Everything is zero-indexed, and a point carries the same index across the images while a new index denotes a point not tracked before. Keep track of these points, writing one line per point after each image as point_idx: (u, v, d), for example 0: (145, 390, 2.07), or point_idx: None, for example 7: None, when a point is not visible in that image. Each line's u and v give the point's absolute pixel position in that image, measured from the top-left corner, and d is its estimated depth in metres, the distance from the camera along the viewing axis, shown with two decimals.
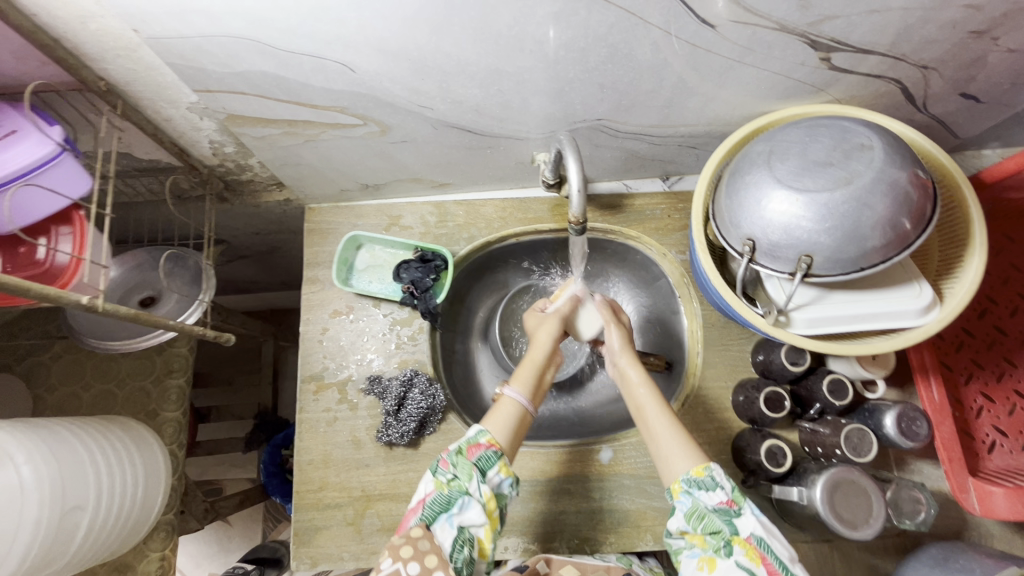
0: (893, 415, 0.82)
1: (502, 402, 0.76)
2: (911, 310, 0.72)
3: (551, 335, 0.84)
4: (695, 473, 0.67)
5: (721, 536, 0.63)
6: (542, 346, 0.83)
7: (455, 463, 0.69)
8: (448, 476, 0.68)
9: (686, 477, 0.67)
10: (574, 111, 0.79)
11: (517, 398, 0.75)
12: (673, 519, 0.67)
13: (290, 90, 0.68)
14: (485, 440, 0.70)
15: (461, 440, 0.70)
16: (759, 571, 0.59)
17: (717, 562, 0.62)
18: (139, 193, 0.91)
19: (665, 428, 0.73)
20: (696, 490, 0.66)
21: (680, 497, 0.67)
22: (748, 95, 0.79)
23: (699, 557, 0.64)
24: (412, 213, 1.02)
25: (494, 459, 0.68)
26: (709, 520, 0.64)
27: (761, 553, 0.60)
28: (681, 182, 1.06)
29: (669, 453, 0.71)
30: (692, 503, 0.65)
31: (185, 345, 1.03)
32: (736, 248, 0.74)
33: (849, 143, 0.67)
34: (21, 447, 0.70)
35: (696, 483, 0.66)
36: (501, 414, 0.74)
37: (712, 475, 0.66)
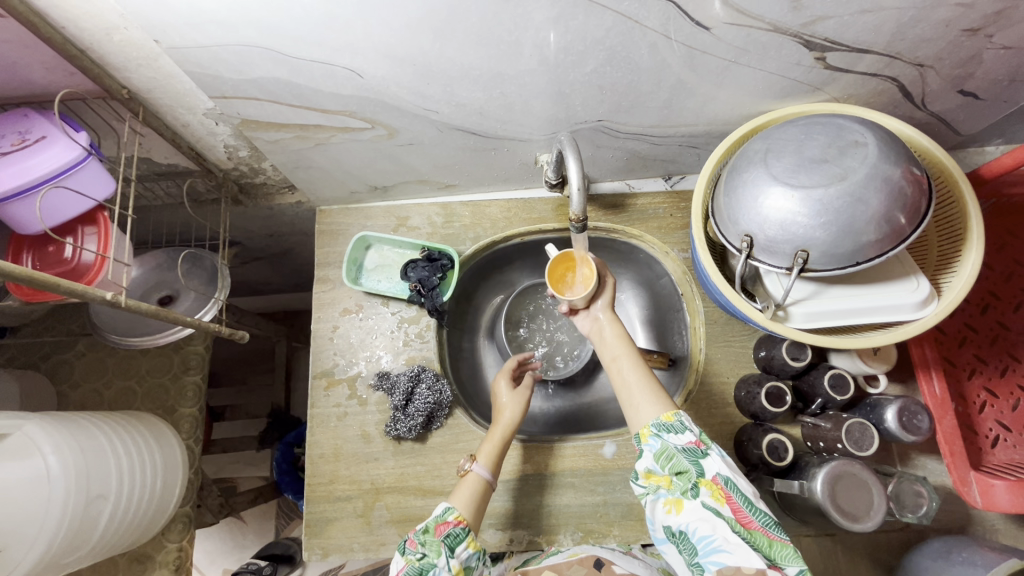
0: (894, 409, 0.83)
1: (469, 479, 0.82)
2: (908, 304, 0.73)
3: (519, 409, 0.89)
4: (665, 417, 0.71)
5: (689, 477, 0.66)
6: (506, 419, 0.88)
7: (424, 542, 0.73)
8: (417, 555, 0.72)
9: (657, 422, 0.71)
10: (575, 113, 0.82)
11: (482, 475, 0.81)
12: (642, 462, 0.70)
13: (301, 95, 0.71)
14: (452, 518, 0.75)
15: (428, 519, 0.75)
16: (725, 510, 0.63)
17: (684, 504, 0.65)
18: (158, 197, 0.95)
19: (636, 379, 0.78)
20: (666, 433, 0.69)
21: (649, 441, 0.70)
22: (746, 95, 0.81)
23: (666, 497, 0.67)
24: (420, 214, 1.05)
25: (461, 535, 0.74)
26: (678, 459, 0.67)
27: (726, 493, 0.64)
28: (682, 182, 1.08)
29: (637, 403, 0.75)
30: (662, 445, 0.69)
31: (201, 343, 1.06)
32: (734, 245, 0.76)
33: (844, 140, 0.69)
34: (49, 438, 0.74)
35: (665, 427, 0.70)
36: (466, 491, 0.80)
37: (681, 419, 0.71)
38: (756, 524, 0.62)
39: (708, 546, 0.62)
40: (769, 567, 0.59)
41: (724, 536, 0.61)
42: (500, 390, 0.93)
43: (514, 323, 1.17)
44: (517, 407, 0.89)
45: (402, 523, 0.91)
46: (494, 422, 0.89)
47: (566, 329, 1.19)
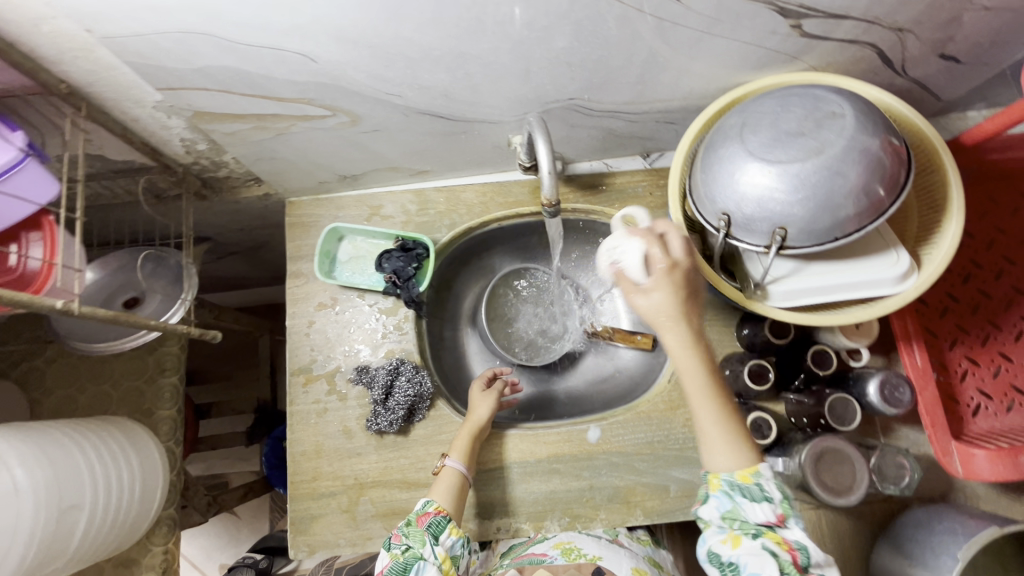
0: (875, 383, 0.83)
1: (443, 472, 0.83)
2: (888, 278, 0.72)
3: (489, 408, 0.91)
4: (741, 478, 0.63)
5: (755, 529, 0.62)
6: (479, 416, 0.89)
7: (407, 534, 0.76)
8: (402, 547, 0.75)
9: (729, 479, 0.63)
10: (545, 92, 0.78)
11: (456, 468, 0.82)
12: (706, 506, 0.65)
13: (253, 83, 0.67)
14: (432, 508, 0.78)
15: (410, 513, 0.78)
16: (786, 559, 0.60)
17: (743, 541, 0.61)
18: (116, 195, 0.91)
19: (711, 414, 0.64)
20: (739, 494, 0.62)
21: (719, 495, 0.63)
22: (721, 67, 0.78)
23: (725, 532, 0.63)
24: (393, 202, 1.02)
25: (443, 522, 0.76)
26: (744, 521, 0.62)
27: (790, 546, 0.61)
28: (661, 159, 1.05)
29: (711, 444, 0.65)
30: (733, 501, 0.62)
31: (175, 344, 1.04)
32: (712, 224, 0.74)
33: (821, 112, 0.66)
34: (14, 451, 0.71)
35: (742, 488, 0.62)
36: (444, 484, 0.81)
37: (760, 484, 0.62)
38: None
39: None
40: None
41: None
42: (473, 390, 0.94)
43: (495, 310, 1.14)
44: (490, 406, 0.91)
45: (388, 516, 0.90)
46: (466, 419, 0.90)
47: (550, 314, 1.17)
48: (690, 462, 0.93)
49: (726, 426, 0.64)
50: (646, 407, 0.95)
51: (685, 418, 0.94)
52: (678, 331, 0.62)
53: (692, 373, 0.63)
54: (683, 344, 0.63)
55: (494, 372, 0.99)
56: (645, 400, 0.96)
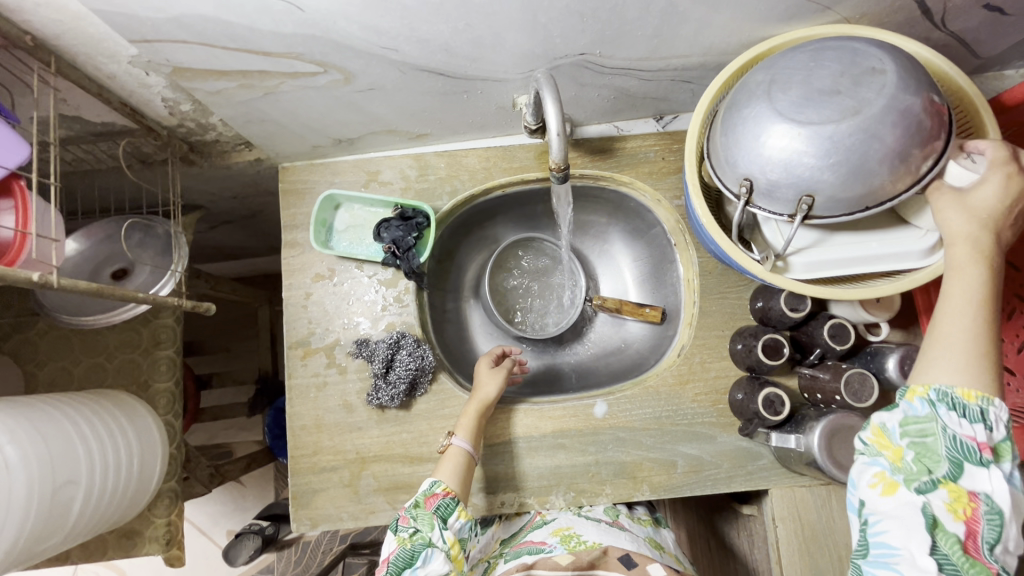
0: (896, 358, 0.80)
1: (450, 452, 0.81)
2: (916, 250, 0.68)
3: (497, 383, 0.87)
4: (960, 394, 0.51)
5: (932, 472, 0.50)
6: (486, 394, 0.86)
7: (415, 517, 0.73)
8: (409, 531, 0.72)
9: (941, 391, 0.52)
10: (553, 47, 0.72)
11: (463, 447, 0.80)
12: (885, 415, 0.55)
13: (236, 37, 0.61)
14: (440, 490, 0.75)
15: (416, 495, 0.76)
16: (953, 525, 0.49)
17: (899, 490, 0.52)
18: (99, 160, 0.87)
19: (961, 322, 0.54)
20: (943, 413, 0.51)
21: (913, 403, 0.53)
22: (745, 19, 0.72)
23: (879, 468, 0.54)
24: (391, 168, 0.97)
25: (452, 505, 0.74)
26: (929, 454, 0.51)
27: (971, 508, 0.49)
28: (675, 122, 0.99)
29: (940, 355, 0.54)
30: (928, 419, 0.51)
31: (170, 316, 1.01)
32: (732, 190, 0.69)
33: (858, 68, 0.61)
34: (4, 427, 0.69)
35: (953, 405, 0.51)
36: (450, 464, 0.79)
37: (982, 407, 0.50)
38: (985, 561, 0.48)
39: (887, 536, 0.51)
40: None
41: (914, 549, 0.49)
42: (479, 367, 0.91)
43: (500, 282, 1.12)
44: (497, 382, 0.88)
45: (391, 491, 0.89)
46: (472, 396, 0.87)
47: (555, 287, 1.14)
48: (699, 438, 0.90)
49: (974, 338, 0.53)
50: (654, 381, 0.93)
51: (694, 393, 0.92)
52: (971, 223, 0.58)
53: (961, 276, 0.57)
54: (971, 250, 0.58)
55: (503, 351, 0.96)
56: (653, 375, 0.94)
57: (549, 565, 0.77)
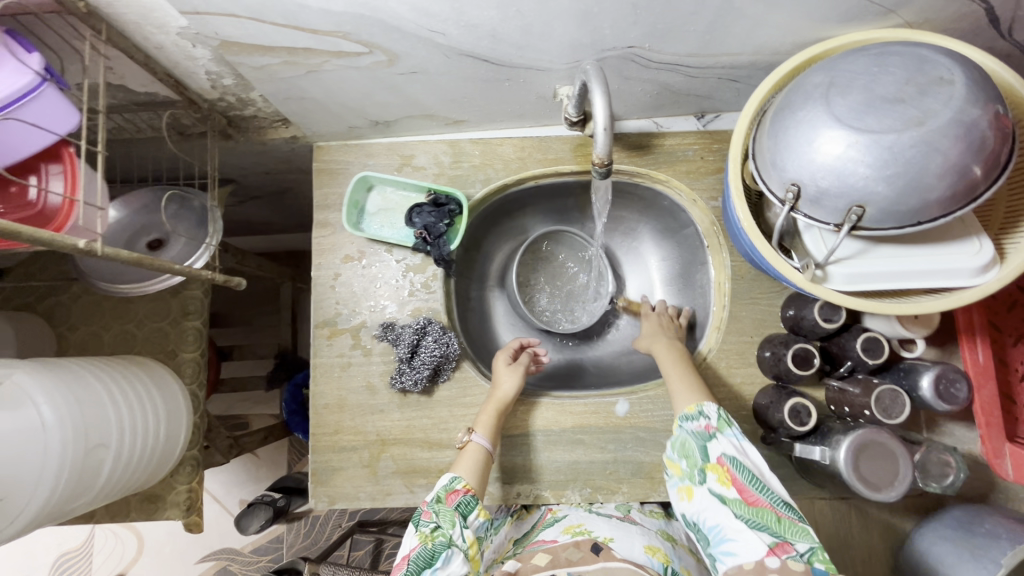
0: (930, 376, 0.78)
1: (468, 449, 0.81)
2: (966, 269, 0.65)
3: (516, 380, 0.88)
4: (688, 408, 0.77)
5: (698, 463, 0.73)
6: (505, 391, 0.87)
7: (437, 512, 0.73)
8: (431, 527, 0.71)
9: (682, 414, 0.78)
10: (602, 38, 0.71)
11: (482, 445, 0.81)
12: (669, 450, 0.77)
13: (286, 13, 0.61)
14: (460, 487, 0.76)
15: (438, 490, 0.76)
16: (730, 492, 0.69)
17: (694, 491, 0.71)
18: (139, 129, 0.87)
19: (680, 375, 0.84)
20: (685, 422, 0.76)
21: (674, 431, 0.77)
22: (803, 18, 0.69)
23: (683, 485, 0.73)
24: (425, 152, 0.96)
25: (473, 503, 0.75)
26: (694, 459, 0.73)
27: (731, 472, 0.70)
28: (716, 121, 0.97)
29: (675, 392, 0.81)
30: (680, 433, 0.76)
31: (198, 288, 1.02)
32: (777, 195, 0.67)
33: (925, 77, 0.58)
34: (41, 388, 0.71)
35: (685, 416, 0.77)
36: (468, 460, 0.80)
37: (700, 408, 0.77)
38: (763, 502, 0.67)
39: (718, 535, 0.67)
40: (774, 544, 0.64)
41: (729, 525, 0.67)
42: (498, 362, 0.91)
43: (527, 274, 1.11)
44: (516, 379, 0.88)
45: (409, 474, 0.90)
46: (491, 394, 0.87)
47: (582, 283, 1.13)
48: None
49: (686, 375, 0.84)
50: None
51: (718, 398, 0.91)
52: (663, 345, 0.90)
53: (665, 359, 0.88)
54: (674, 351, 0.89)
55: (520, 343, 0.97)
56: None
57: (530, 568, 0.75)
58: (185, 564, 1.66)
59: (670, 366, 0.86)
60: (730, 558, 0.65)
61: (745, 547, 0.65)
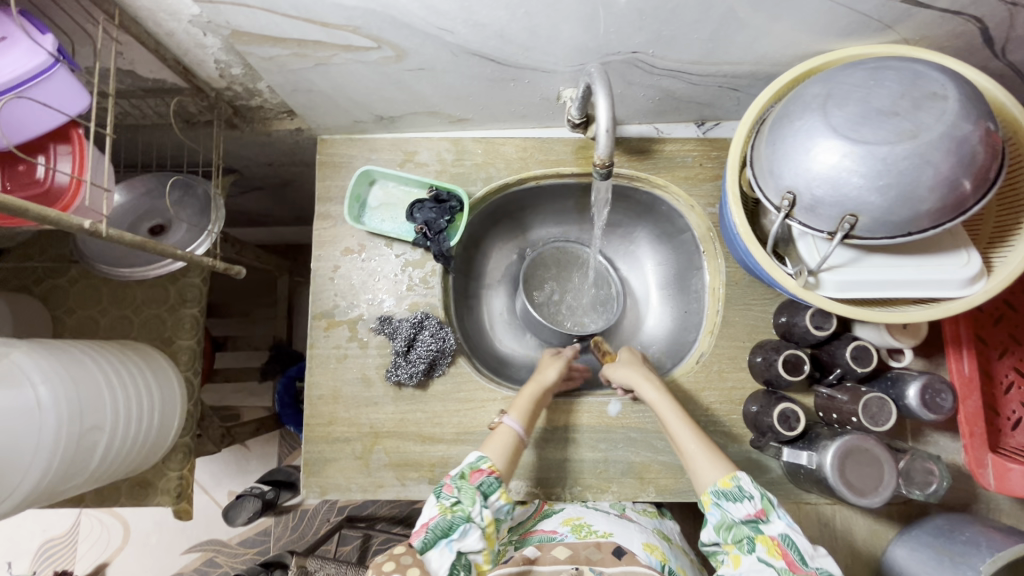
0: (917, 385, 0.79)
1: (500, 430, 0.81)
2: (955, 280, 0.67)
3: (557, 369, 0.89)
4: (722, 485, 0.71)
5: (747, 534, 0.68)
6: (547, 379, 0.87)
7: (460, 488, 0.74)
8: (451, 500, 0.72)
9: (715, 489, 0.71)
10: (607, 42, 0.72)
11: (514, 429, 0.80)
12: (707, 531, 0.71)
13: (298, 5, 0.62)
14: (486, 467, 0.75)
15: (463, 465, 0.76)
16: (779, 564, 0.65)
17: (741, 558, 0.68)
18: (145, 115, 0.88)
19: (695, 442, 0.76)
20: (725, 501, 0.70)
21: (710, 510, 0.70)
22: (803, 30, 0.71)
23: (729, 558, 0.69)
24: (429, 149, 0.97)
25: (495, 484, 0.74)
26: (738, 531, 0.69)
27: (783, 548, 0.66)
28: (716, 129, 0.99)
29: (699, 466, 0.74)
30: (722, 514, 0.69)
31: (198, 275, 1.02)
32: (773, 202, 0.69)
33: (920, 91, 0.60)
34: (38, 368, 0.71)
35: (725, 495, 0.70)
36: (499, 441, 0.79)
37: (738, 484, 0.70)
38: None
39: None
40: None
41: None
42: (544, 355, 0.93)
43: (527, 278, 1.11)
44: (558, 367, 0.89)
45: (401, 467, 0.90)
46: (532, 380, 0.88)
47: (585, 289, 1.13)
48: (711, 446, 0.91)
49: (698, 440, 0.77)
50: (670, 385, 0.93)
51: (710, 401, 0.92)
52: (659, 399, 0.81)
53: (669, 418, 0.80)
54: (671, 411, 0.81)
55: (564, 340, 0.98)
56: (670, 379, 0.94)
57: (549, 560, 0.76)
58: (171, 554, 1.66)
59: (678, 423, 0.79)
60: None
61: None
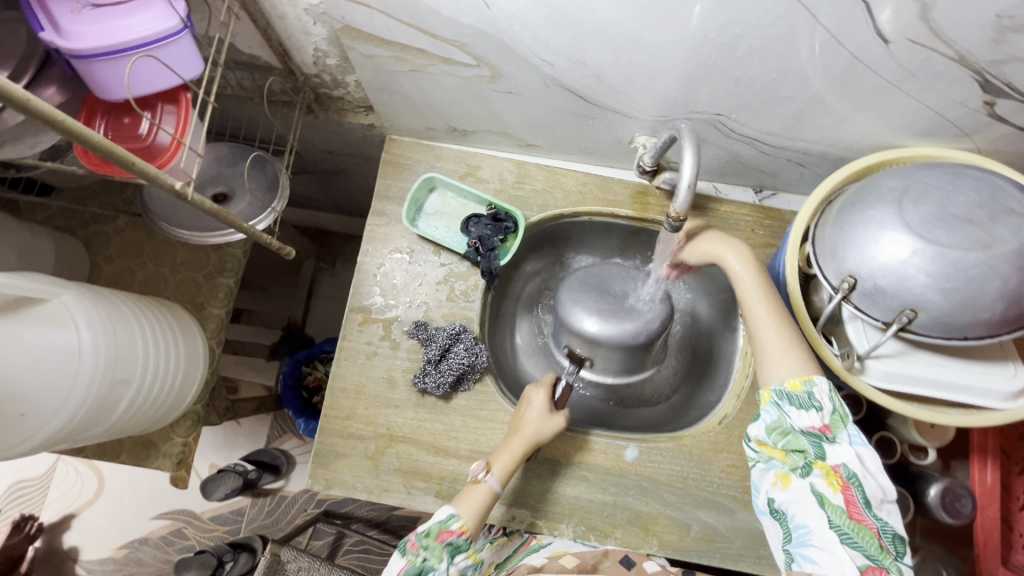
0: (938, 487, 0.80)
1: (479, 486, 0.78)
2: (998, 391, 0.68)
3: (549, 430, 0.83)
4: (790, 387, 0.64)
5: (804, 457, 0.62)
6: (532, 434, 0.82)
7: (426, 546, 0.74)
8: (418, 558, 0.74)
9: (780, 389, 0.64)
10: (695, 101, 0.74)
11: (494, 487, 0.78)
12: (754, 428, 0.66)
13: (415, 12, 0.64)
14: (456, 528, 0.75)
15: (432, 523, 0.75)
16: (835, 498, 0.59)
17: (791, 481, 0.63)
18: (231, 87, 0.90)
19: (773, 331, 0.68)
20: (789, 404, 0.64)
21: (767, 406, 0.65)
22: (886, 125, 0.74)
23: (774, 471, 0.65)
24: (491, 167, 0.99)
25: (463, 547, 0.74)
26: (796, 438, 0.63)
27: (844, 483, 0.60)
28: (772, 198, 1.01)
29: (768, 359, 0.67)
30: (779, 416, 0.64)
31: (240, 247, 1.04)
32: (830, 282, 0.70)
33: (997, 204, 0.62)
34: (84, 312, 0.72)
35: (790, 396, 0.64)
36: (474, 497, 0.77)
37: (810, 391, 0.63)
38: (868, 523, 0.58)
39: (804, 535, 0.60)
40: (868, 569, 0.56)
41: (819, 532, 0.59)
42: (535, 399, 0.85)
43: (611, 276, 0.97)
44: (550, 429, 0.83)
45: (410, 475, 0.89)
46: (518, 430, 0.83)
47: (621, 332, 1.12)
48: (720, 508, 0.90)
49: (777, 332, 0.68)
50: (690, 442, 0.92)
51: (727, 464, 0.91)
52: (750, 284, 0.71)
53: (754, 301, 0.70)
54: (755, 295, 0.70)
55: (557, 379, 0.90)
56: (691, 435, 0.94)
57: (556, 567, 0.87)
58: (140, 518, 1.62)
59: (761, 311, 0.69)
60: (811, 565, 0.59)
61: (831, 564, 0.57)
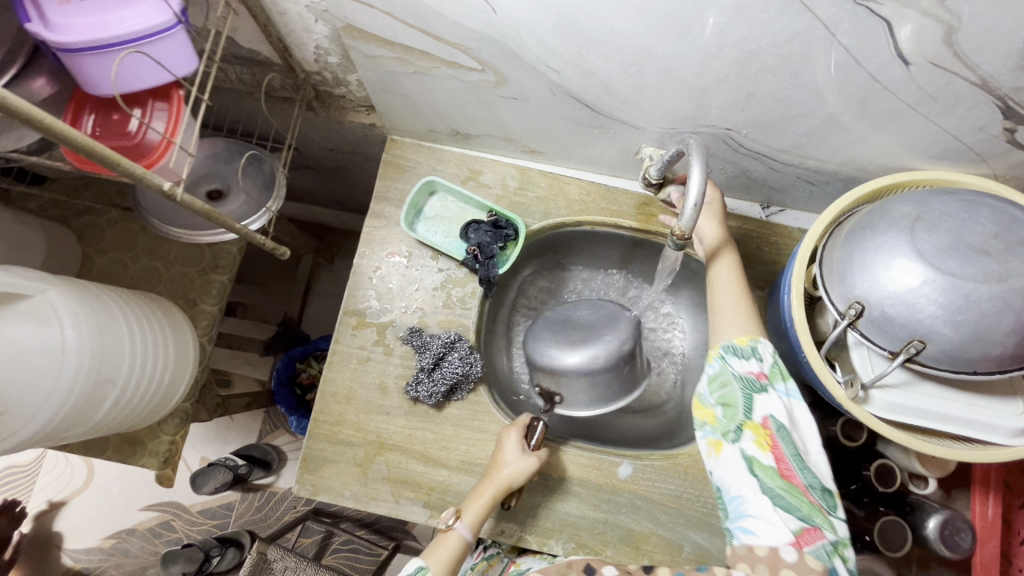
0: (937, 519, 0.79)
1: (448, 536, 0.73)
2: (1004, 427, 0.66)
3: (522, 471, 0.79)
4: (735, 341, 0.65)
5: (735, 419, 0.60)
6: (504, 479, 0.79)
7: None
8: None
9: (726, 344, 0.65)
10: (705, 115, 0.72)
11: (463, 535, 0.73)
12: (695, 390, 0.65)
13: (419, 14, 0.62)
14: None
15: None
16: (765, 458, 0.57)
17: (724, 447, 0.60)
18: (230, 81, 0.88)
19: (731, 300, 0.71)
20: (732, 356, 0.64)
21: (710, 363, 0.65)
22: (901, 147, 0.72)
23: (709, 439, 0.62)
24: (494, 172, 0.97)
25: None
26: (730, 391, 0.62)
27: (774, 440, 0.57)
28: (780, 215, 0.99)
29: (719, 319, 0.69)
30: (721, 368, 0.64)
31: (236, 244, 1.02)
32: (837, 308, 0.68)
33: (1014, 235, 0.60)
34: (71, 309, 0.70)
35: (733, 350, 0.65)
36: (444, 549, 0.71)
37: (754, 346, 0.64)
38: (798, 480, 0.55)
39: (739, 507, 0.56)
40: (802, 531, 0.51)
41: (752, 499, 0.55)
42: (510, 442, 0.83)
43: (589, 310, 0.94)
44: (523, 472, 0.80)
45: (399, 484, 0.87)
46: (490, 476, 0.80)
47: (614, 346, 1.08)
48: (713, 530, 0.88)
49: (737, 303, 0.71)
50: (685, 461, 0.91)
51: None
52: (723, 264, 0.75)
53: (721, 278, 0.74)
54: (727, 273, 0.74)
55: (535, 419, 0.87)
56: (687, 454, 0.92)
57: None
58: (129, 509, 1.61)
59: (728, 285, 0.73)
60: (747, 536, 0.54)
61: (768, 532, 0.53)
